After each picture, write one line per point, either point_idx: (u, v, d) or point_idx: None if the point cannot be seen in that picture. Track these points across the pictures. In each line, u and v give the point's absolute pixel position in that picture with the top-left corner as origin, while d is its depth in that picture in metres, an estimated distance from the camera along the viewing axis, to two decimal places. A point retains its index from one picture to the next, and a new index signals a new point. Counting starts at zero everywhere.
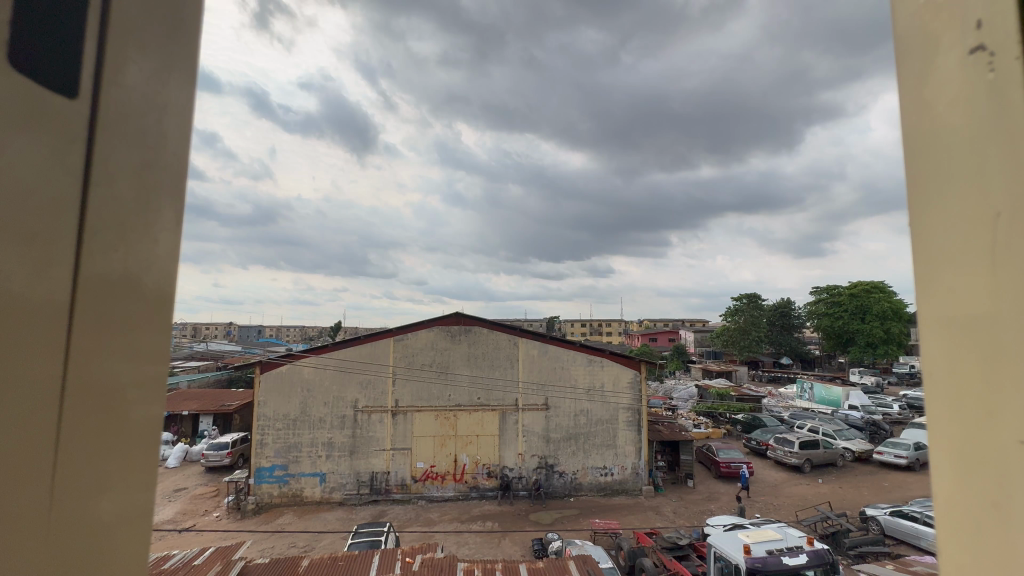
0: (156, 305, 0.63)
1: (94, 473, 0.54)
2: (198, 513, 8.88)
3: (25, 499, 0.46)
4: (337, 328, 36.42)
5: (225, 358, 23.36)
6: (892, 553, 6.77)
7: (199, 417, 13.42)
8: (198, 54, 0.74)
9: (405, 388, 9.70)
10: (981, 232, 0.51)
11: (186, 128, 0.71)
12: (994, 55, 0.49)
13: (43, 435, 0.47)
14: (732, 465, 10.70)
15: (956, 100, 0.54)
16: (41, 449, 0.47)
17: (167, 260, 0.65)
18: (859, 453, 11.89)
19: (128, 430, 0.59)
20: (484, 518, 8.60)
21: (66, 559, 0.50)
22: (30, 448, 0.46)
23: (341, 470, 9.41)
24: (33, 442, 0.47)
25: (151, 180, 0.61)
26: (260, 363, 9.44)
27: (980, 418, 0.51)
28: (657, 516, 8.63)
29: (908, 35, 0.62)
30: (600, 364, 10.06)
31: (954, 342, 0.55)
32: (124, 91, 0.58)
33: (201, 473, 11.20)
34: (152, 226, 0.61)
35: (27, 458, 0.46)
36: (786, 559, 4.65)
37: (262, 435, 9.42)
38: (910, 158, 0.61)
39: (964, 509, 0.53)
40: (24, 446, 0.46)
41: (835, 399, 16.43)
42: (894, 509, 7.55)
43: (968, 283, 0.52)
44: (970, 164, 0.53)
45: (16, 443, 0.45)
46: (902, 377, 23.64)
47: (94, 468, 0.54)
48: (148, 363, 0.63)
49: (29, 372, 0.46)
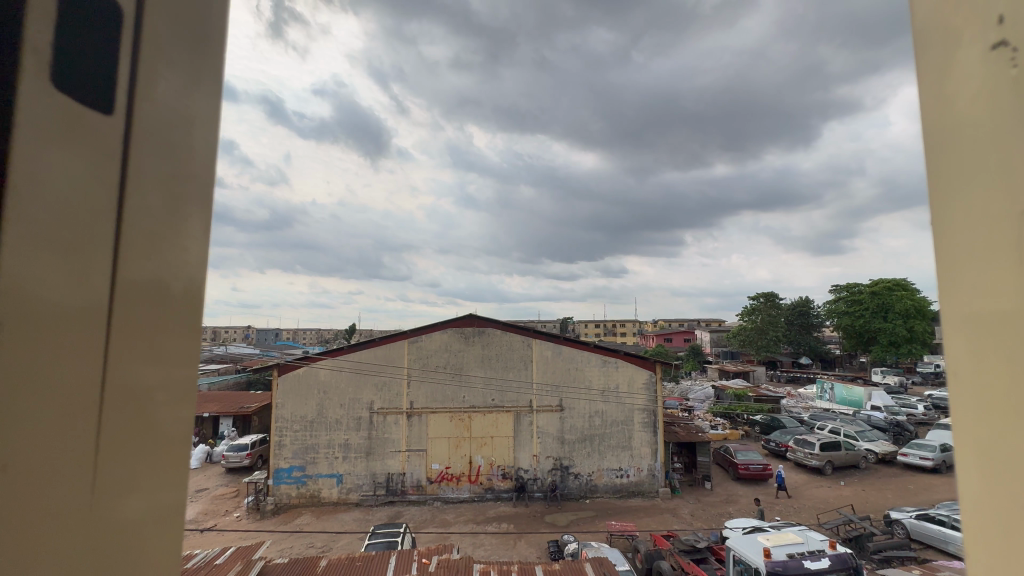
0: (187, 309, 0.66)
1: (128, 479, 0.56)
2: (219, 514, 9.07)
3: (65, 498, 0.47)
4: (352, 330, 36.77)
5: (243, 362, 23.77)
6: (919, 558, 6.60)
7: (219, 419, 13.71)
8: (222, 67, 0.76)
9: (419, 390, 9.77)
10: (1003, 233, 0.50)
11: (213, 139, 0.73)
12: (1015, 51, 0.49)
13: (82, 432, 0.50)
14: (751, 467, 10.54)
15: (977, 96, 0.54)
16: (81, 445, 0.49)
17: (195, 270, 0.67)
18: (883, 455, 11.62)
19: (157, 432, 0.61)
20: (499, 519, 8.62)
21: (100, 555, 0.51)
22: (69, 448, 0.48)
23: (358, 471, 9.51)
24: (71, 443, 0.48)
25: (178, 189, 0.63)
26: (277, 365, 9.60)
27: (1004, 419, 0.51)
28: (674, 518, 8.55)
29: (928, 32, 0.61)
30: (614, 365, 10.01)
31: (975, 336, 0.54)
32: (156, 104, 0.60)
33: (221, 474, 11.43)
34: (181, 234, 0.64)
35: (65, 457, 0.48)
36: (809, 563, 4.56)
37: (280, 437, 9.56)
38: (932, 151, 0.60)
39: (990, 509, 0.52)
40: (63, 446, 0.48)
41: (857, 400, 16.09)
42: (921, 512, 7.37)
43: (988, 278, 0.52)
44: (995, 162, 0.52)
45: (56, 441, 0.47)
46: (928, 378, 23.04)
47: (128, 468, 0.56)
48: (178, 367, 0.65)
49: (72, 373, 0.48)
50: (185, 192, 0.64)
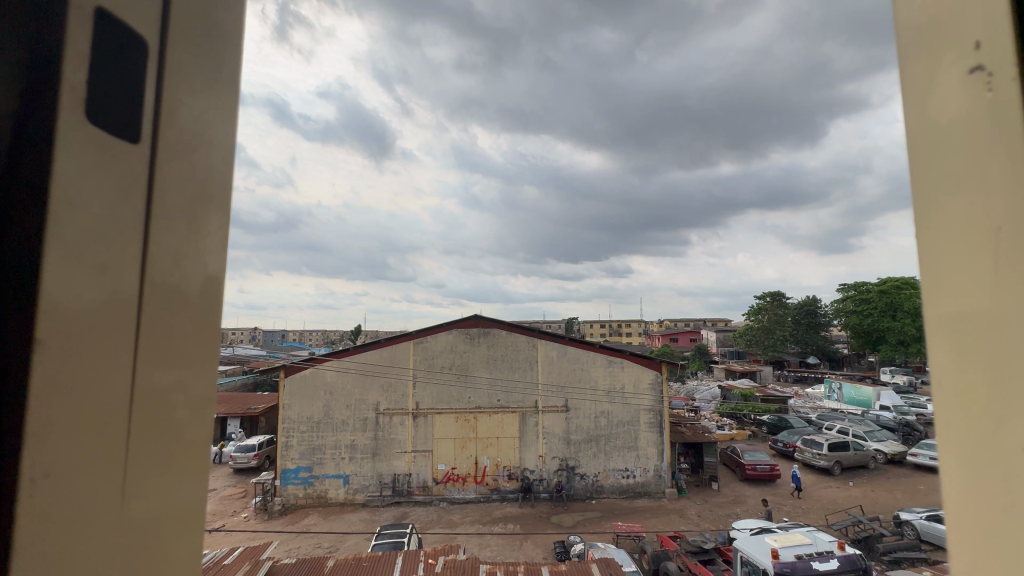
0: (205, 319, 0.69)
1: (151, 483, 0.59)
2: (227, 514, 9.17)
3: (98, 498, 0.51)
4: (357, 331, 36.91)
5: (250, 363, 23.93)
6: (928, 559, 6.57)
7: (226, 420, 13.84)
8: (238, 86, 0.79)
9: (425, 390, 9.82)
10: (984, 248, 0.53)
11: (230, 154, 0.76)
12: (992, 76, 0.51)
13: (115, 437, 0.53)
14: (758, 467, 10.49)
15: (956, 118, 0.56)
16: (115, 449, 0.53)
17: (214, 281, 0.71)
18: (892, 455, 11.55)
19: (180, 434, 0.64)
20: (505, 520, 8.65)
21: (129, 551, 0.54)
22: (104, 453, 0.52)
23: (364, 472, 9.58)
24: (106, 448, 0.52)
25: (199, 208, 0.66)
26: (284, 367, 9.68)
27: (989, 425, 0.53)
28: (680, 519, 8.54)
29: (908, 52, 0.64)
30: (620, 365, 10.01)
31: (959, 342, 0.56)
32: (178, 129, 0.64)
33: (229, 475, 11.54)
34: (200, 249, 0.66)
35: (101, 462, 0.51)
36: (816, 564, 4.56)
37: (288, 437, 9.64)
38: (917, 164, 0.62)
39: (974, 513, 0.54)
40: (99, 452, 0.51)
41: (865, 399, 15.98)
42: (931, 513, 7.32)
43: (966, 289, 0.55)
44: (972, 178, 0.54)
45: (92, 445, 0.50)
46: None
47: (154, 470, 0.60)
48: (197, 374, 0.67)
49: (104, 384, 0.52)
50: (205, 209, 0.67)
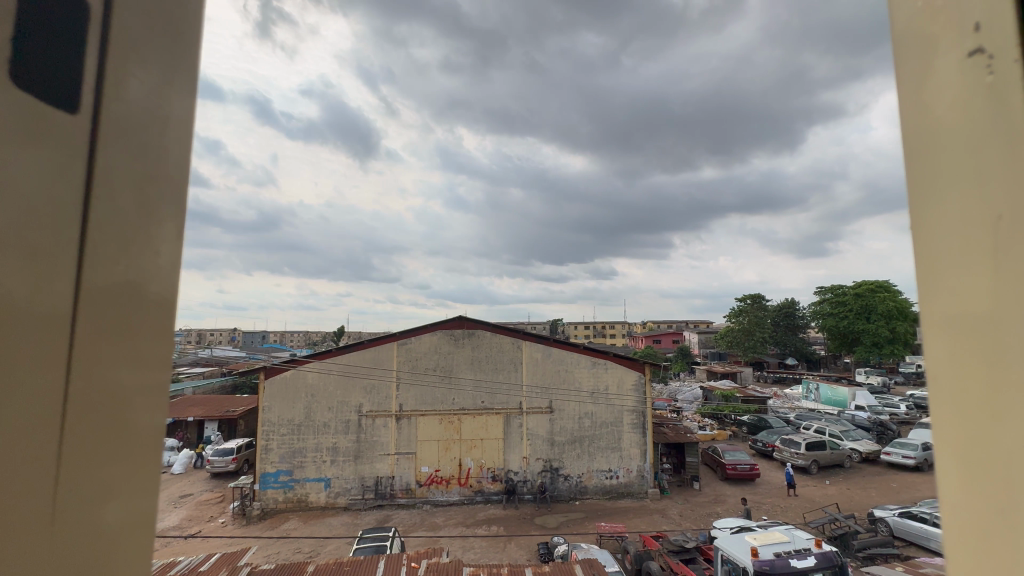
0: (160, 313, 0.65)
1: (100, 482, 0.56)
2: (204, 520, 8.92)
3: (27, 497, 0.47)
4: (340, 330, 36.50)
5: (230, 366, 23.41)
6: (901, 554, 6.73)
7: (203, 423, 13.50)
8: (198, 69, 0.78)
9: (409, 392, 9.70)
10: (982, 238, 0.50)
11: (188, 140, 0.75)
12: (991, 59, 0.50)
13: (46, 427, 0.49)
14: (739, 467, 10.63)
15: (955, 102, 0.54)
16: (45, 440, 0.49)
17: (169, 271, 0.67)
18: (867, 454, 11.84)
19: (132, 434, 0.60)
20: (489, 522, 8.59)
21: (60, 560, 0.50)
22: (36, 443, 0.49)
23: (346, 475, 9.43)
24: (39, 438, 0.49)
25: (150, 192, 0.64)
26: (264, 368, 9.47)
27: (985, 417, 0.50)
28: (662, 519, 8.59)
29: (906, 40, 0.62)
30: (604, 366, 10.05)
31: (958, 340, 0.54)
32: (124, 103, 0.62)
33: (206, 479, 11.25)
34: (154, 237, 0.64)
35: (24, 454, 0.48)
36: (795, 561, 4.61)
37: (267, 440, 9.44)
38: (910, 161, 0.61)
39: (973, 512, 0.51)
40: (28, 441, 0.48)
41: (841, 400, 16.35)
42: (903, 510, 7.52)
43: (965, 282, 0.53)
44: (967, 169, 0.53)
45: (20, 428, 0.47)
46: (908, 378, 23.59)
47: (101, 468, 0.56)
48: (150, 372, 0.64)
49: (33, 367, 0.49)
50: (158, 196, 0.65)
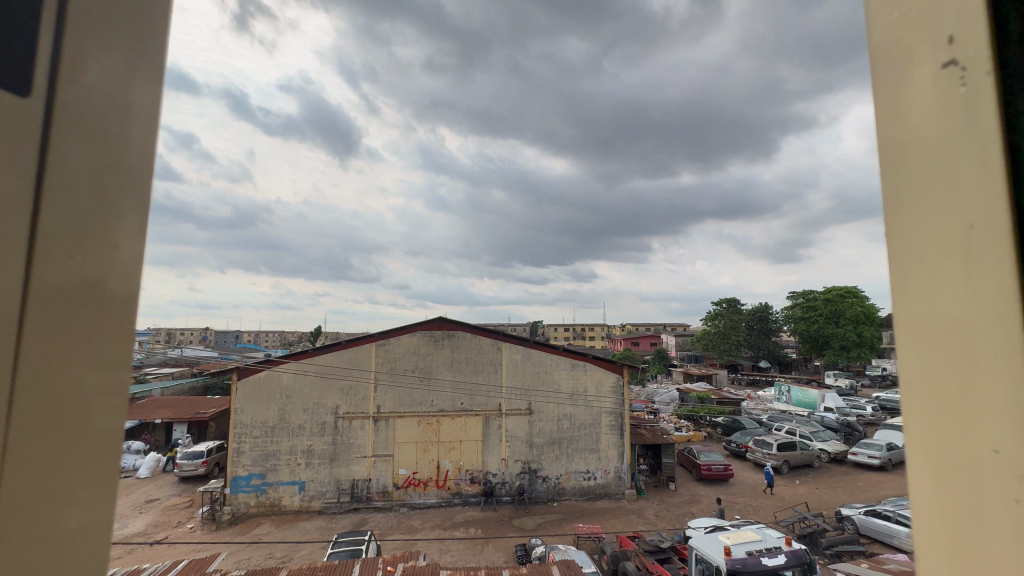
0: (120, 312, 0.62)
1: (48, 483, 0.52)
2: (171, 525, 8.62)
3: None
4: (318, 330, 35.84)
5: (201, 366, 22.72)
6: (867, 551, 6.94)
7: (172, 425, 13.06)
8: (166, 58, 0.75)
9: (387, 394, 9.57)
10: (953, 246, 0.51)
11: (154, 129, 0.71)
12: (964, 71, 0.51)
13: None
14: (713, 468, 10.82)
15: (928, 111, 0.55)
16: None
17: (130, 268, 0.64)
18: (835, 454, 12.21)
19: (88, 438, 0.57)
20: (466, 524, 8.54)
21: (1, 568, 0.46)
22: None
23: (321, 478, 9.24)
24: None
25: (109, 184, 0.60)
26: (236, 369, 9.22)
27: (953, 420, 0.51)
28: (639, 519, 8.68)
29: (882, 50, 0.63)
30: (583, 368, 10.12)
31: (927, 345, 0.54)
32: (82, 89, 0.59)
33: (173, 484, 10.88)
34: (114, 232, 0.60)
35: None
36: (766, 560, 4.71)
37: (239, 443, 9.19)
38: (886, 169, 0.62)
39: (942, 514, 0.52)
40: None
41: (811, 402, 16.82)
42: (869, 509, 7.78)
43: (936, 288, 0.53)
44: (939, 177, 0.53)
45: None
46: (874, 381, 24.46)
47: (53, 472, 0.53)
48: (111, 373, 0.61)
49: None
50: (118, 187, 0.61)
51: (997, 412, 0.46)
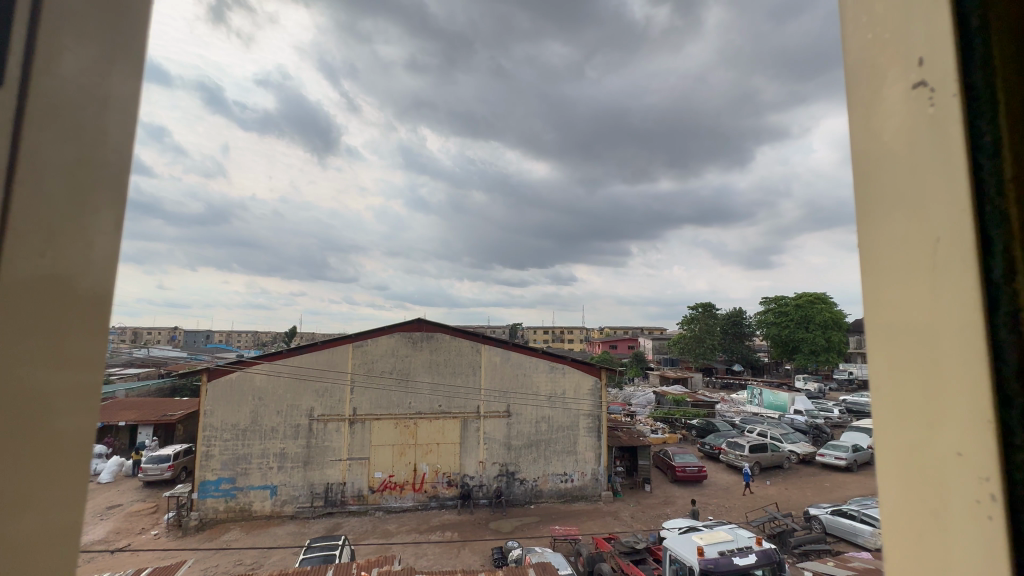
0: (93, 311, 0.60)
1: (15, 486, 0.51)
2: (134, 532, 8.30)
3: None
4: (293, 331, 35.11)
5: (169, 367, 21.99)
6: (832, 550, 7.17)
7: (137, 428, 12.60)
8: (146, 53, 0.73)
9: (363, 396, 9.43)
10: (922, 259, 0.54)
11: (131, 122, 0.69)
12: (934, 92, 0.53)
13: None
14: (687, 469, 11.00)
15: (900, 130, 0.57)
16: None
17: (104, 266, 0.62)
18: (804, 455, 12.58)
19: (57, 441, 0.55)
20: (443, 528, 8.47)
21: None
22: None
23: (294, 482, 9.05)
24: None
25: (84, 177, 0.58)
26: (206, 370, 8.94)
27: (919, 424, 0.54)
28: (615, 521, 8.77)
29: (860, 66, 0.65)
30: (562, 371, 10.17)
31: (896, 350, 0.57)
32: (57, 80, 0.57)
33: (138, 489, 10.49)
34: (86, 228, 0.58)
35: None
36: (737, 560, 4.82)
37: (208, 446, 8.92)
38: (859, 182, 0.65)
39: (905, 513, 0.55)
40: None
41: (782, 405, 17.26)
42: (835, 508, 8.04)
43: (906, 296, 0.56)
44: (910, 191, 0.56)
45: None
46: (842, 384, 25.31)
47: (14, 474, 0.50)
48: (81, 373, 0.58)
49: None
50: (94, 182, 0.60)
51: (966, 415, 0.48)
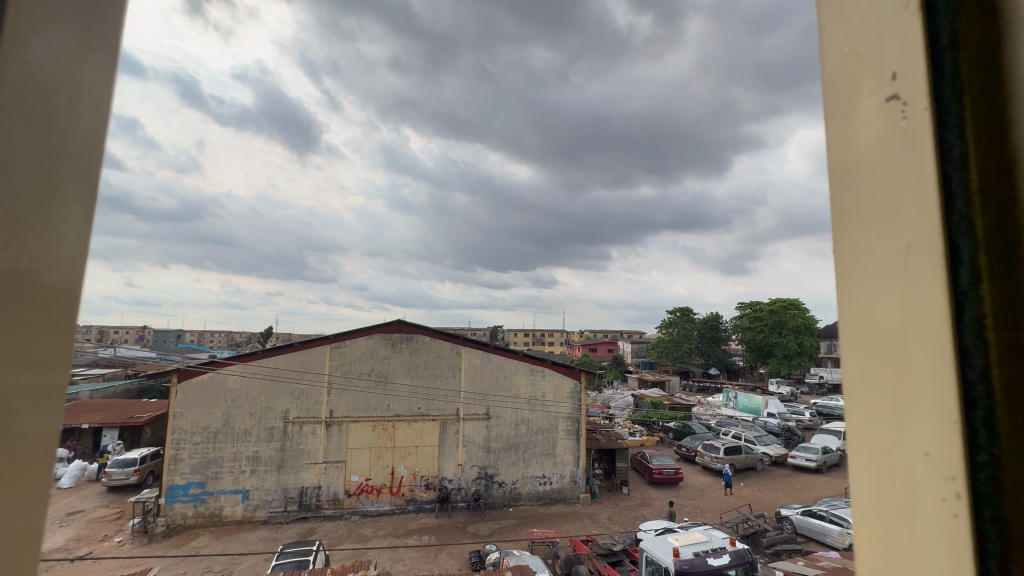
0: (57, 307, 0.57)
1: None
2: (96, 539, 7.97)
3: None
4: (269, 331, 34.31)
5: (136, 367, 21.25)
6: (803, 549, 7.35)
7: (101, 431, 12.12)
8: (120, 40, 0.71)
9: (340, 398, 9.26)
10: (895, 265, 0.56)
11: (106, 111, 0.67)
12: (906, 105, 0.56)
13: None
14: (664, 471, 11.13)
15: (874, 141, 0.60)
16: None
17: (71, 262, 0.59)
18: (776, 457, 12.88)
19: (18, 442, 0.52)
20: (420, 532, 8.39)
21: None
22: None
23: (267, 486, 8.83)
24: None
25: (52, 168, 0.56)
26: (176, 370, 8.67)
27: (890, 425, 0.55)
28: (593, 523, 8.82)
29: (836, 80, 0.67)
30: (542, 373, 10.20)
31: (868, 352, 0.58)
32: (28, 67, 0.54)
33: (101, 494, 10.08)
34: (53, 221, 0.56)
35: None
36: (711, 560, 4.90)
37: (177, 450, 8.65)
38: (835, 191, 0.67)
39: (875, 512, 0.56)
40: None
41: (756, 408, 17.67)
42: (805, 509, 8.25)
43: (877, 302, 0.58)
44: (882, 198, 0.58)
45: None
46: (813, 388, 26.04)
47: None
48: (44, 372, 0.56)
49: None
50: (62, 172, 0.57)
51: (934, 416, 0.50)
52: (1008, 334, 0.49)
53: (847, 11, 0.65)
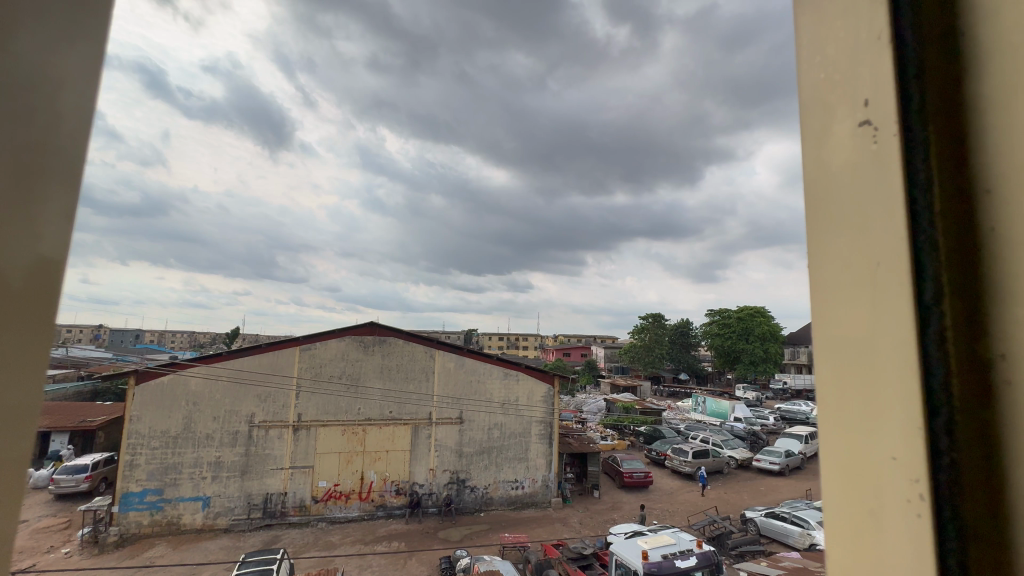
0: (33, 306, 0.55)
1: None
2: (41, 550, 7.53)
3: None
4: (235, 332, 33.22)
5: (91, 368, 20.21)
6: (766, 551, 7.57)
7: (50, 435, 11.46)
8: (104, 31, 0.68)
9: (309, 402, 9.04)
10: (865, 279, 0.59)
11: (90, 103, 0.65)
12: (876, 130, 0.60)
13: None
14: (634, 475, 11.28)
15: (846, 162, 0.64)
16: None
17: (49, 258, 0.57)
18: (742, 461, 13.23)
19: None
20: (389, 538, 8.26)
21: None
22: None
23: (229, 493, 8.54)
24: None
25: (33, 161, 0.54)
26: (135, 372, 8.32)
27: (859, 431, 0.59)
28: (563, 527, 8.87)
29: (813, 101, 0.71)
30: (516, 377, 10.22)
31: (840, 361, 0.62)
32: (10, 58, 0.52)
33: (47, 503, 9.54)
34: (33, 219, 0.54)
35: None
36: (679, 562, 5.00)
37: (133, 455, 8.28)
38: (809, 206, 0.70)
39: (843, 512, 0.60)
40: None
41: (723, 412, 18.14)
42: (768, 511, 8.50)
43: (848, 313, 0.61)
44: (854, 214, 0.62)
45: None
46: (777, 394, 26.91)
47: None
48: (18, 377, 0.53)
49: None
50: (44, 167, 0.56)
51: (901, 421, 0.53)
52: (967, 348, 0.53)
53: (825, 38, 0.68)
